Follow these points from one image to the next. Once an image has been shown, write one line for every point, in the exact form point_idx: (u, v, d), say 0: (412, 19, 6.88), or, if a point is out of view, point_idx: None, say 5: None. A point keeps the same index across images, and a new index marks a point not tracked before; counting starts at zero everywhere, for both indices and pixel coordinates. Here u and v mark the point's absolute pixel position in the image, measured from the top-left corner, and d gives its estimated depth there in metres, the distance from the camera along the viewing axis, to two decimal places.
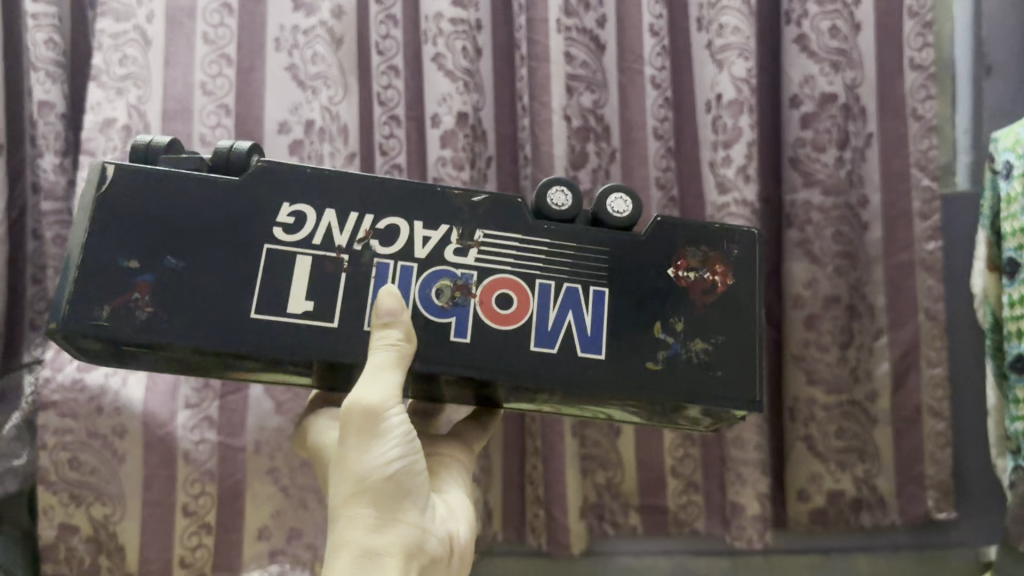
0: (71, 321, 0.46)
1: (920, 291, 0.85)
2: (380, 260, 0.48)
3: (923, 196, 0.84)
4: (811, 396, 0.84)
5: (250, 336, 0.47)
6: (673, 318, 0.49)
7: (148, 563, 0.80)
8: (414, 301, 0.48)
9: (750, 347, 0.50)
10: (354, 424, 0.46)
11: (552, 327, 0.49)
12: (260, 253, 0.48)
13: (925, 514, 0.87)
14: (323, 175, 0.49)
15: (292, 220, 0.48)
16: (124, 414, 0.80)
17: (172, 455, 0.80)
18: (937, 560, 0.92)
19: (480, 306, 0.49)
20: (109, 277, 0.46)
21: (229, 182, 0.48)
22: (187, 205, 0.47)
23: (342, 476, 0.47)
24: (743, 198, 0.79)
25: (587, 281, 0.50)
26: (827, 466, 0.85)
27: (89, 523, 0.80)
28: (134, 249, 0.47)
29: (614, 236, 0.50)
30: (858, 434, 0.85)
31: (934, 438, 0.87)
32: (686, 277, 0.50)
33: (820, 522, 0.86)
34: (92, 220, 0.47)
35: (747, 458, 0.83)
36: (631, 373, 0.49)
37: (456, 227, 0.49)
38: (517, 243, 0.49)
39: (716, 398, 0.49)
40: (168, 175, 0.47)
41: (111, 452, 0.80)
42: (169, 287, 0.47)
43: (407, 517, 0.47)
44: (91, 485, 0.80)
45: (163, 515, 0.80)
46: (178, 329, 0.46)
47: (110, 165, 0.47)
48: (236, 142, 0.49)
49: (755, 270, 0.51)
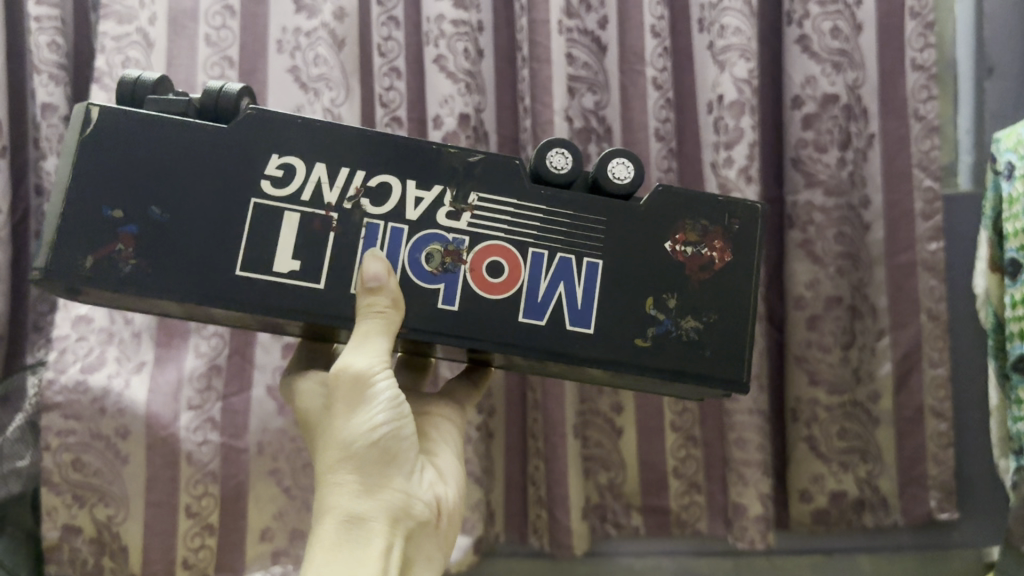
0: (56, 269, 0.45)
1: (923, 291, 0.84)
2: (369, 220, 0.48)
3: (925, 197, 0.84)
4: (812, 396, 0.85)
5: (236, 293, 0.46)
6: (666, 294, 0.48)
7: (151, 564, 0.80)
8: (403, 266, 0.48)
9: (744, 327, 0.49)
10: (343, 390, 0.47)
11: (543, 297, 0.48)
12: (247, 207, 0.47)
13: (928, 514, 0.86)
14: (314, 125, 0.47)
15: (281, 173, 0.47)
16: (127, 415, 0.80)
17: (175, 456, 0.80)
18: (940, 561, 0.92)
19: (470, 274, 0.48)
20: (92, 226, 0.46)
21: (216, 130, 0.47)
22: (173, 153, 0.46)
23: (330, 440, 0.48)
24: (744, 199, 0.80)
25: (581, 250, 0.48)
26: (830, 466, 0.85)
27: (92, 524, 0.80)
28: (118, 197, 0.46)
29: (611, 205, 0.49)
30: (861, 435, 0.86)
31: (937, 438, 0.86)
32: (683, 252, 0.49)
33: (822, 522, 0.86)
34: (75, 165, 0.46)
35: (750, 459, 0.83)
36: (617, 348, 0.48)
37: (450, 188, 0.48)
38: (511, 209, 0.48)
39: (703, 378, 0.48)
40: (153, 121, 0.46)
41: (114, 453, 0.80)
42: (153, 238, 0.46)
43: (393, 483, 0.48)
44: (94, 486, 0.80)
45: (166, 516, 0.80)
46: (162, 283, 0.46)
47: (94, 109, 0.46)
48: (226, 84, 0.48)
49: (754, 247, 0.49)
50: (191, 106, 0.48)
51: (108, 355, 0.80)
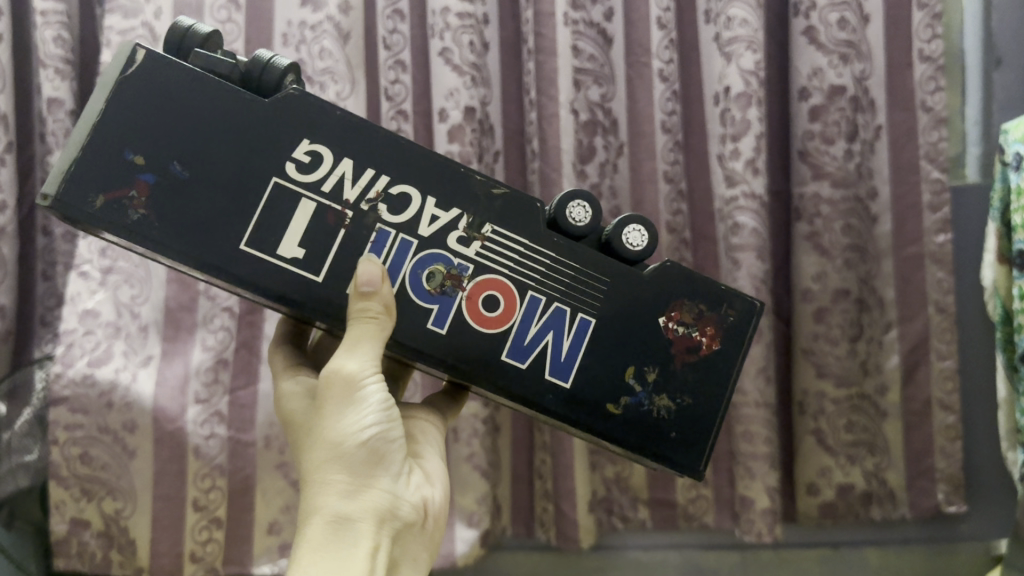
0: (66, 202, 0.44)
1: (930, 284, 0.85)
2: (382, 226, 0.48)
3: (933, 188, 0.83)
4: (820, 389, 0.84)
5: (241, 264, 0.46)
6: (647, 367, 0.50)
7: (158, 557, 0.81)
8: (402, 280, 0.48)
9: (711, 419, 0.50)
10: (332, 393, 0.47)
11: (529, 343, 0.49)
12: (268, 184, 0.46)
13: (935, 507, 0.87)
14: (352, 121, 0.48)
15: (308, 159, 0.47)
16: (134, 409, 0.79)
17: (182, 449, 0.80)
18: (948, 553, 0.92)
19: (466, 303, 0.48)
20: (109, 166, 0.45)
21: (257, 100, 0.46)
22: (207, 113, 0.46)
23: (317, 442, 0.48)
24: (751, 190, 0.80)
25: (577, 306, 0.49)
26: (837, 459, 0.85)
27: (100, 518, 0.81)
28: (143, 143, 0.45)
29: (617, 266, 0.50)
30: (867, 428, 0.86)
31: (945, 431, 0.86)
32: (675, 329, 0.50)
33: (829, 516, 0.86)
34: (109, 101, 0.45)
35: (757, 452, 0.82)
36: (588, 406, 0.49)
37: (467, 215, 0.48)
38: (518, 253, 0.49)
39: (660, 457, 0.49)
40: (197, 77, 0.46)
41: (121, 447, 0.80)
42: (167, 193, 0.45)
43: (378, 483, 0.48)
44: (102, 480, 0.80)
45: (174, 510, 0.80)
46: (168, 238, 0.45)
47: (142, 50, 0.46)
48: (276, 57, 0.48)
49: (741, 343, 0.51)
50: (237, 74, 0.47)
51: (115, 349, 0.80)
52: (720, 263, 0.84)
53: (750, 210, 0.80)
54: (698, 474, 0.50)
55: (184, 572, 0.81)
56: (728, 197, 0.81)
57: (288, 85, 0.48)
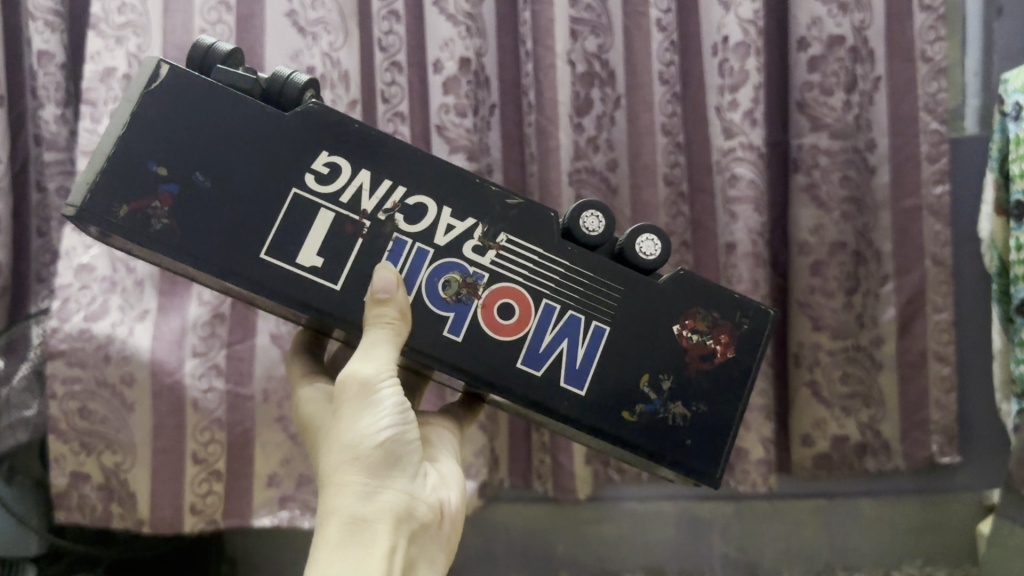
0: (91, 210, 0.46)
1: (927, 236, 0.84)
2: (399, 236, 0.48)
3: (931, 139, 0.83)
4: (815, 341, 0.85)
5: (260, 271, 0.47)
6: (662, 374, 0.49)
7: (158, 510, 0.81)
8: (419, 289, 0.48)
9: (726, 426, 0.50)
10: (349, 395, 0.48)
11: (545, 350, 0.49)
12: (286, 195, 0.47)
13: (929, 458, 0.88)
14: (370, 134, 0.48)
15: (327, 171, 0.48)
16: (132, 362, 0.80)
17: (180, 403, 0.80)
18: (940, 504, 0.93)
19: (482, 311, 0.48)
20: (135, 177, 0.46)
21: (277, 115, 0.47)
22: (227, 127, 0.47)
23: (335, 444, 0.49)
24: (749, 142, 0.79)
25: (590, 313, 0.49)
26: (832, 411, 0.86)
27: (101, 470, 0.81)
28: (167, 156, 0.46)
29: (632, 275, 0.49)
30: (862, 379, 0.86)
31: (940, 382, 0.87)
32: (690, 337, 0.50)
33: (823, 466, 0.88)
34: (135, 116, 0.47)
35: (752, 404, 0.83)
36: (605, 415, 0.49)
37: (483, 224, 0.48)
38: (533, 261, 0.49)
39: (676, 464, 0.49)
40: (220, 92, 0.47)
41: (119, 401, 0.80)
42: (190, 203, 0.47)
43: (392, 482, 0.48)
44: (101, 434, 0.80)
45: (173, 464, 0.80)
46: (189, 246, 0.46)
47: (167, 66, 0.47)
48: (294, 73, 0.48)
49: (756, 351, 0.51)
50: (258, 89, 0.48)
51: (111, 303, 0.80)
52: (717, 216, 0.84)
53: (747, 161, 0.79)
54: (715, 481, 0.49)
55: (184, 524, 0.82)
56: (725, 149, 0.80)
57: (307, 100, 0.49)
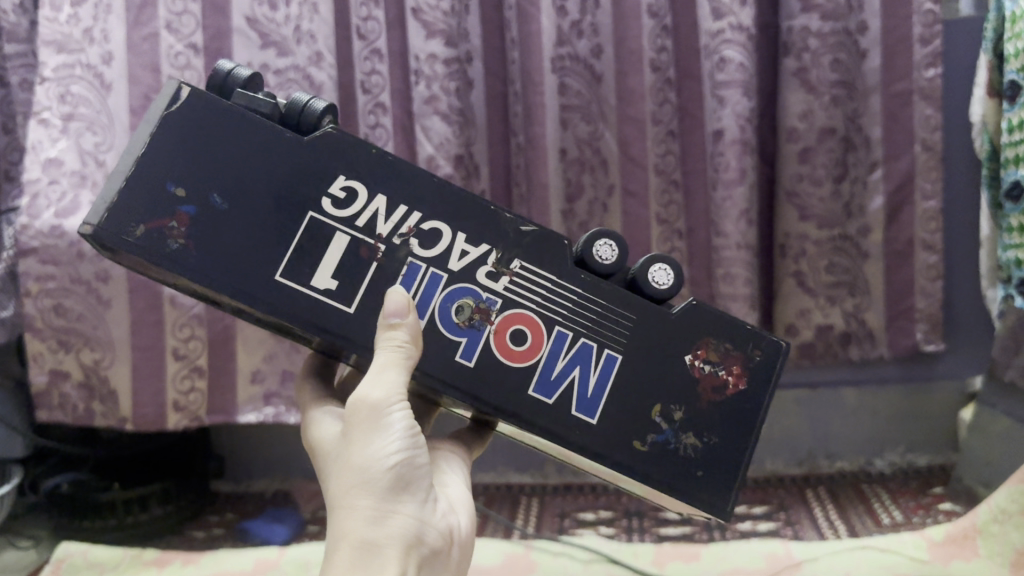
0: (106, 229, 0.42)
1: (918, 120, 0.83)
2: (413, 260, 0.45)
3: (924, 20, 0.80)
4: (802, 231, 0.84)
5: (276, 295, 0.44)
6: (674, 404, 0.46)
7: (141, 406, 0.81)
8: (432, 314, 0.45)
9: (739, 462, 0.46)
10: (358, 416, 0.44)
11: (556, 377, 0.46)
12: (302, 220, 0.44)
13: (914, 347, 0.88)
14: (390, 160, 0.46)
15: (343, 195, 0.45)
16: (106, 259, 0.77)
17: (158, 299, 0.79)
18: (922, 392, 0.94)
19: (494, 338, 0.45)
20: (151, 198, 0.43)
21: (295, 139, 0.44)
22: (247, 150, 0.44)
23: (342, 470, 0.44)
24: (738, 23, 0.77)
25: (604, 341, 0.46)
26: (817, 300, 0.86)
27: (80, 369, 0.80)
28: (184, 176, 0.43)
29: (644, 305, 0.47)
30: (848, 269, 0.86)
31: (926, 270, 0.86)
32: (701, 368, 0.47)
33: (807, 355, 0.89)
34: (154, 137, 0.43)
35: (736, 294, 0.83)
36: (614, 444, 0.46)
37: (497, 249, 0.46)
38: (549, 286, 0.46)
39: (689, 499, 0.46)
40: (239, 114, 0.44)
41: (96, 298, 0.78)
42: (208, 225, 0.43)
43: (402, 508, 0.44)
44: (78, 331, 0.79)
45: (154, 360, 0.80)
46: (206, 268, 0.43)
47: (186, 88, 0.44)
48: (313, 98, 0.46)
49: (769, 385, 0.47)
50: (277, 114, 0.45)
51: (83, 199, 0.77)
52: (704, 103, 0.82)
53: (736, 44, 0.77)
54: (726, 515, 0.46)
55: (168, 421, 0.82)
56: (714, 31, 0.78)
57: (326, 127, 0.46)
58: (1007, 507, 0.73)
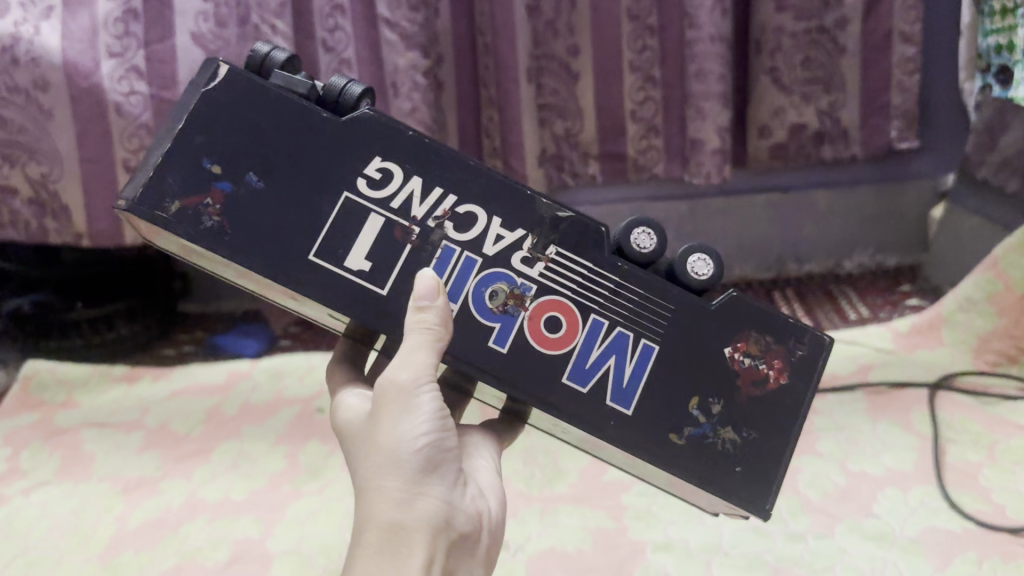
0: (140, 201, 0.38)
1: None
2: (447, 243, 0.40)
3: None
4: (778, 24, 0.79)
5: (314, 279, 0.39)
6: (713, 397, 0.41)
7: (98, 222, 0.79)
8: (464, 299, 0.40)
9: (780, 457, 0.42)
10: (384, 398, 0.38)
11: (591, 365, 0.41)
12: (338, 201, 0.39)
13: (886, 144, 0.88)
14: (436, 144, 0.41)
15: (378, 176, 0.40)
16: (42, 66, 0.71)
17: (102, 108, 0.73)
18: (892, 191, 0.94)
19: (531, 326, 0.40)
20: (186, 171, 0.38)
21: (333, 124, 0.40)
22: (285, 130, 0.39)
23: (367, 452, 0.38)
24: None
25: (642, 330, 0.41)
26: (791, 98, 0.82)
27: (28, 184, 0.76)
28: (225, 151, 0.39)
29: (686, 300, 0.42)
30: (824, 65, 0.82)
31: (903, 64, 0.84)
32: (741, 362, 0.42)
33: (780, 157, 0.87)
34: (194, 112, 0.39)
35: (709, 92, 0.80)
36: (647, 438, 0.41)
37: (532, 233, 0.41)
38: (586, 273, 0.41)
39: (726, 494, 0.41)
40: (277, 94, 0.39)
41: (37, 107, 0.73)
42: (249, 206, 0.39)
43: (432, 492, 0.38)
44: (21, 144, 0.74)
45: (104, 173, 0.76)
46: (243, 248, 0.38)
47: (225, 64, 0.39)
48: (350, 82, 0.40)
49: (812, 383, 0.43)
50: (314, 97, 0.40)
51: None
52: None
53: None
54: (764, 515, 0.41)
55: (125, 235, 0.80)
56: None
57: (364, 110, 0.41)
58: (972, 295, 0.74)
